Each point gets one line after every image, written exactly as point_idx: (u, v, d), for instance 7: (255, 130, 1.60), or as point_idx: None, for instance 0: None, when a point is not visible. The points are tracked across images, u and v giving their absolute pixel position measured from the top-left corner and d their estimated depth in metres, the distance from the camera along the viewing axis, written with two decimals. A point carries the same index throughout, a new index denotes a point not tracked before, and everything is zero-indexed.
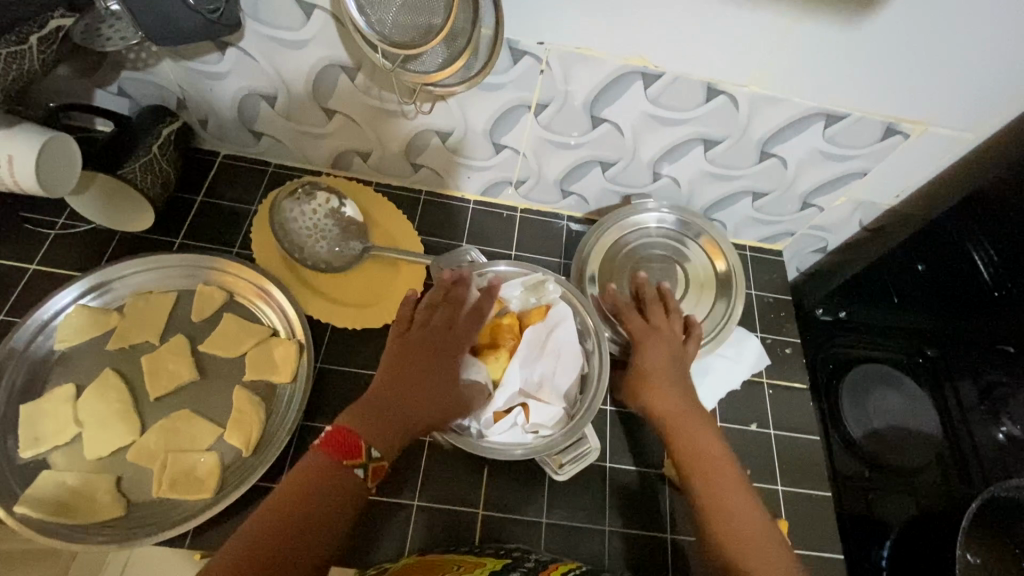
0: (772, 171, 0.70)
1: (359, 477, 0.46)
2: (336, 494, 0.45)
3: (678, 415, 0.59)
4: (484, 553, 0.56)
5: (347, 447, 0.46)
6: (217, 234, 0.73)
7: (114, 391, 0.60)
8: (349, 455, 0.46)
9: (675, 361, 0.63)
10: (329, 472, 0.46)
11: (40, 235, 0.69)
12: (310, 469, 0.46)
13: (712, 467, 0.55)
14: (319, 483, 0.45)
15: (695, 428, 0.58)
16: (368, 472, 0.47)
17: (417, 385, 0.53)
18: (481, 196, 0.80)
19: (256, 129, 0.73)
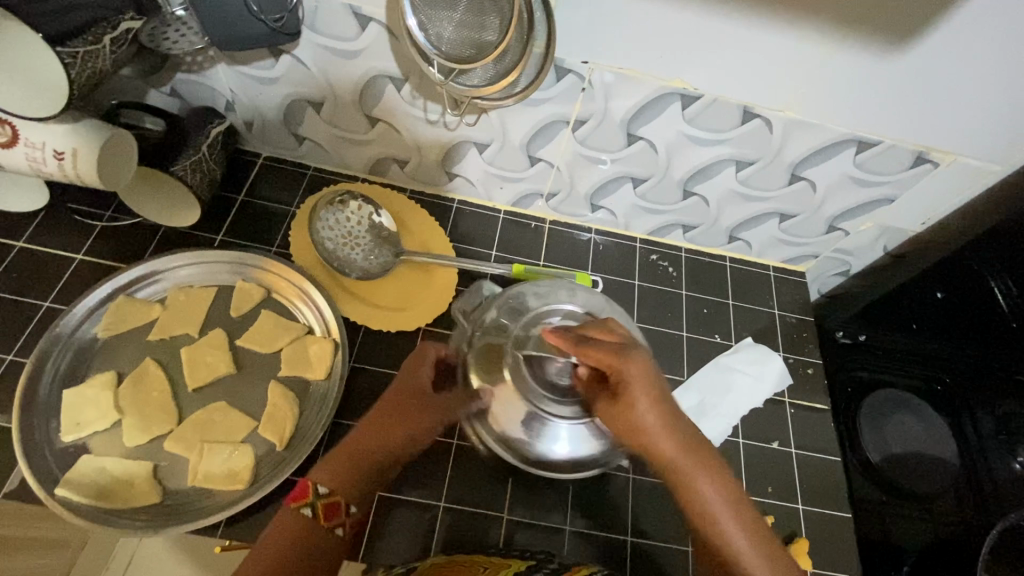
0: (801, 194, 0.72)
1: (341, 536, 0.51)
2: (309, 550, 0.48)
3: (678, 462, 0.51)
4: (510, 556, 0.57)
5: (330, 507, 0.51)
6: (256, 232, 0.75)
7: (154, 380, 0.62)
8: (329, 515, 0.50)
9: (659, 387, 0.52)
10: (314, 535, 0.49)
11: (87, 226, 0.71)
12: (293, 526, 0.49)
13: (722, 516, 0.48)
14: (301, 537, 0.49)
15: (699, 472, 0.50)
16: (347, 529, 0.51)
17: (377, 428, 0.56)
18: (512, 207, 0.82)
19: (299, 133, 0.76)
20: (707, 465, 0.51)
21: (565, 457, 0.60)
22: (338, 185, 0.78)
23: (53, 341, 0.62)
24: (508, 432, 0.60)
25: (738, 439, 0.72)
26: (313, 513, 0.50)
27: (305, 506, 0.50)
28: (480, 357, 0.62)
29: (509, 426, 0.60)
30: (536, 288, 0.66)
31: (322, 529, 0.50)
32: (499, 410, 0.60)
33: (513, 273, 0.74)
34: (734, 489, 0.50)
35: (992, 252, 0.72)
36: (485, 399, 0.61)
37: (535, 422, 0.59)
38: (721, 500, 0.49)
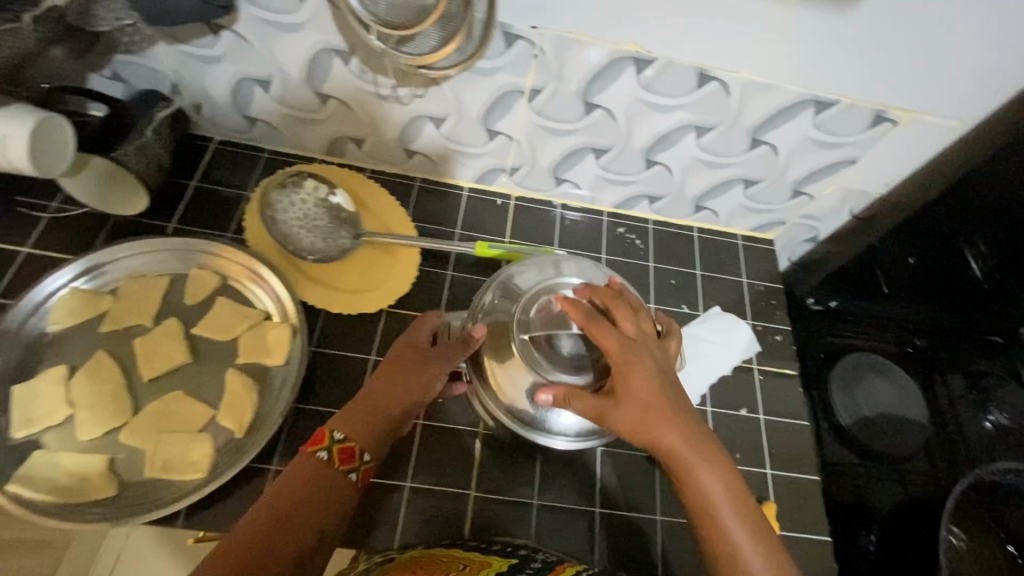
0: (763, 159, 0.71)
1: (354, 482, 0.52)
2: (326, 489, 0.51)
3: (681, 459, 0.50)
4: (489, 552, 0.56)
5: (343, 453, 0.53)
6: (211, 219, 0.73)
7: (107, 373, 0.60)
8: (343, 460, 0.52)
9: (662, 380, 0.51)
10: (325, 478, 0.51)
11: (33, 218, 0.69)
12: (308, 469, 0.51)
13: (724, 522, 0.48)
14: (310, 479, 0.51)
15: (701, 473, 0.49)
16: (360, 475, 0.53)
17: (386, 381, 0.59)
18: (475, 184, 0.81)
19: (249, 114, 0.73)
20: (709, 466, 0.50)
21: (573, 430, 0.58)
22: (300, 167, 0.76)
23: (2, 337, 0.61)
24: (516, 407, 0.58)
25: (707, 408, 0.72)
26: (330, 457, 0.52)
27: (321, 450, 0.52)
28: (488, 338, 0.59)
29: (516, 399, 0.57)
30: (524, 267, 0.64)
31: (337, 471, 0.52)
32: (507, 386, 0.57)
33: (477, 252, 0.72)
34: (735, 491, 0.50)
35: (971, 222, 0.74)
36: (495, 377, 0.58)
37: (541, 395, 0.57)
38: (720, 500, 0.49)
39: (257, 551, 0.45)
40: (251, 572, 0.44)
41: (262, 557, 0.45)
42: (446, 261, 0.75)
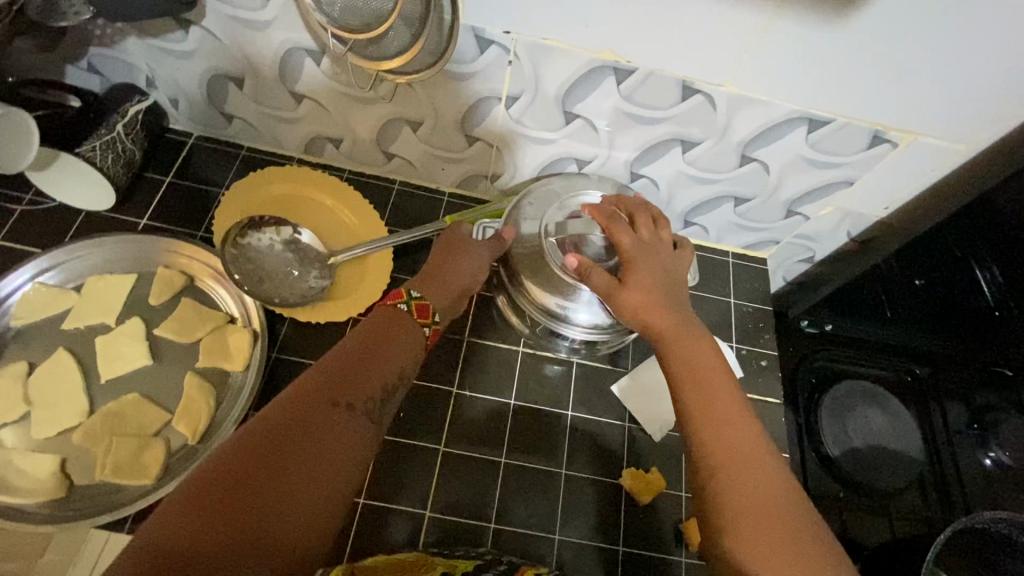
0: (754, 176, 0.67)
1: (427, 336, 0.54)
2: (401, 339, 0.51)
3: (672, 331, 0.51)
4: (454, 556, 0.54)
5: (421, 308, 0.55)
6: (184, 216, 0.72)
7: (65, 372, 0.60)
8: (421, 315, 0.54)
9: (667, 276, 0.55)
10: (398, 323, 0.52)
11: (5, 209, 0.68)
12: (387, 312, 0.53)
13: (710, 391, 0.46)
14: (390, 321, 0.52)
15: (691, 341, 0.50)
16: (431, 333, 0.55)
17: (446, 261, 0.61)
18: (457, 189, 0.78)
19: (226, 111, 0.72)
20: (699, 341, 0.50)
21: (589, 330, 0.61)
22: (255, 177, 0.73)
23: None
24: (542, 306, 0.61)
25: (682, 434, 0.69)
26: (408, 310, 0.54)
27: (401, 302, 0.54)
28: (523, 259, 0.62)
29: (540, 292, 0.61)
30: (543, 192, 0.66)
31: (414, 322, 0.53)
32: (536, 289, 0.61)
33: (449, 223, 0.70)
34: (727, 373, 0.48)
35: (983, 245, 0.68)
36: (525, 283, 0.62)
37: (562, 287, 0.60)
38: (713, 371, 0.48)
39: (346, 380, 0.46)
40: (346, 397, 0.45)
41: (352, 386, 0.46)
42: (420, 269, 0.73)
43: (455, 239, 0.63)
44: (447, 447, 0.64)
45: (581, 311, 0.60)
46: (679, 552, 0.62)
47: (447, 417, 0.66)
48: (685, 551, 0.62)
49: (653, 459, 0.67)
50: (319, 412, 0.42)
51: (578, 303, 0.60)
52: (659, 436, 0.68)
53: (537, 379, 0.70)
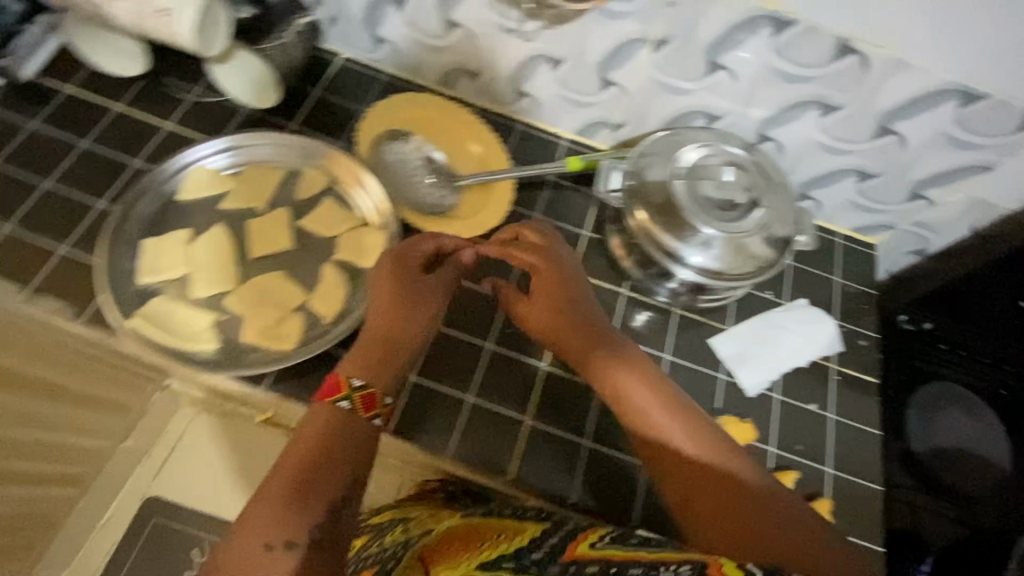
0: (888, 150, 0.67)
1: (382, 424, 0.51)
2: (353, 435, 0.49)
3: (602, 360, 0.59)
4: (518, 513, 0.58)
5: (366, 400, 0.50)
6: (328, 126, 0.77)
7: (223, 244, 0.66)
8: (369, 407, 0.50)
9: (561, 292, 0.61)
10: (338, 421, 0.49)
11: (176, 98, 0.75)
12: (323, 419, 0.49)
13: (647, 414, 0.55)
14: (330, 426, 0.49)
15: (618, 364, 0.58)
16: (385, 416, 0.52)
17: (392, 327, 0.56)
18: (576, 136, 0.81)
19: (378, 34, 0.77)
20: (621, 359, 0.58)
21: (699, 271, 0.65)
22: (395, 96, 0.77)
23: (144, 190, 0.67)
24: (658, 244, 0.65)
25: (775, 395, 0.69)
26: (351, 406, 0.50)
27: (342, 400, 0.50)
28: (648, 204, 0.65)
29: (659, 230, 0.64)
30: (675, 140, 0.68)
31: (361, 420, 0.50)
32: (657, 228, 0.65)
33: (569, 167, 0.74)
34: (658, 381, 0.57)
35: None
36: (646, 224, 0.65)
37: (684, 228, 0.64)
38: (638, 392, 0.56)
39: (291, 509, 0.45)
40: (282, 533, 0.44)
41: (292, 518, 0.44)
42: (536, 203, 0.77)
43: (412, 295, 0.58)
44: (548, 366, 0.68)
45: (695, 253, 0.64)
46: None
47: None
48: None
49: (746, 414, 0.67)
50: (252, 564, 0.42)
51: (694, 247, 0.64)
52: (753, 393, 0.69)
53: (636, 321, 0.72)
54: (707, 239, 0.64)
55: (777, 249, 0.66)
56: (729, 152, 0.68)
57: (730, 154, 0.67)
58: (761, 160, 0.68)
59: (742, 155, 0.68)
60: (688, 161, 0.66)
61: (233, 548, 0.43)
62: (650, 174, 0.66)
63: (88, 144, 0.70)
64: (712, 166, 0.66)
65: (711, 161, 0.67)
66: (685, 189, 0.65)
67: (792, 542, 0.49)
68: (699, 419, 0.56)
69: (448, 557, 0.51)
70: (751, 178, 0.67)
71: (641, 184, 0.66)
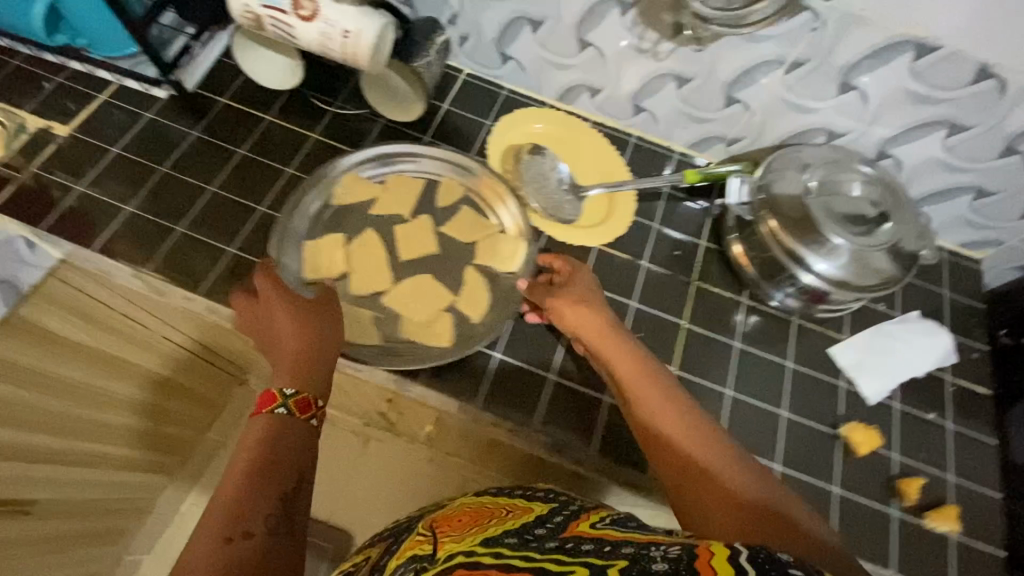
0: (1011, 169, 0.70)
1: (317, 424, 0.56)
2: (293, 441, 0.53)
3: (597, 338, 0.63)
4: (532, 497, 0.52)
5: (302, 403, 0.54)
6: (458, 137, 0.82)
7: (375, 247, 0.70)
8: (304, 409, 0.55)
9: (585, 291, 0.67)
10: (274, 425, 0.53)
11: (321, 110, 0.81)
12: (264, 424, 0.52)
13: (630, 387, 0.59)
14: (272, 432, 0.52)
15: (612, 344, 0.62)
16: (321, 417, 0.56)
17: (304, 342, 0.59)
18: (689, 150, 0.84)
19: (506, 52, 0.82)
20: (615, 340, 0.62)
21: (823, 279, 0.68)
22: (525, 112, 0.83)
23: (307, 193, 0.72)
24: (784, 249, 0.69)
25: (895, 404, 0.71)
26: (288, 411, 0.54)
27: (278, 406, 0.54)
28: (778, 216, 0.69)
29: (788, 236, 0.68)
30: (804, 157, 0.72)
31: (297, 421, 0.54)
32: (788, 235, 0.68)
33: (687, 179, 0.77)
34: (645, 363, 0.60)
35: None
36: (775, 233, 0.69)
37: (814, 237, 0.67)
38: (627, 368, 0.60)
39: (243, 505, 0.47)
40: (243, 524, 0.46)
41: (251, 511, 0.47)
42: (655, 214, 0.80)
43: (269, 298, 0.61)
44: (680, 369, 0.70)
45: (821, 261, 0.68)
46: (892, 507, 0.65)
47: (679, 343, 0.72)
48: (896, 504, 0.65)
49: (868, 420, 0.70)
50: (218, 561, 0.44)
51: (820, 257, 0.67)
52: (875, 401, 0.71)
53: (755, 329, 0.75)
54: (834, 249, 0.67)
55: (903, 265, 0.68)
56: (857, 168, 0.71)
57: (858, 171, 0.70)
58: (887, 178, 0.71)
59: (871, 171, 0.71)
60: (818, 176, 0.70)
61: (192, 540, 0.45)
62: (779, 187, 0.70)
63: (245, 153, 0.76)
64: (839, 181, 0.69)
65: (840, 177, 0.70)
66: (815, 201, 0.68)
67: (784, 523, 0.46)
68: (674, 389, 0.58)
69: (456, 533, 0.45)
70: (878, 194, 0.70)
71: (770, 197, 0.70)
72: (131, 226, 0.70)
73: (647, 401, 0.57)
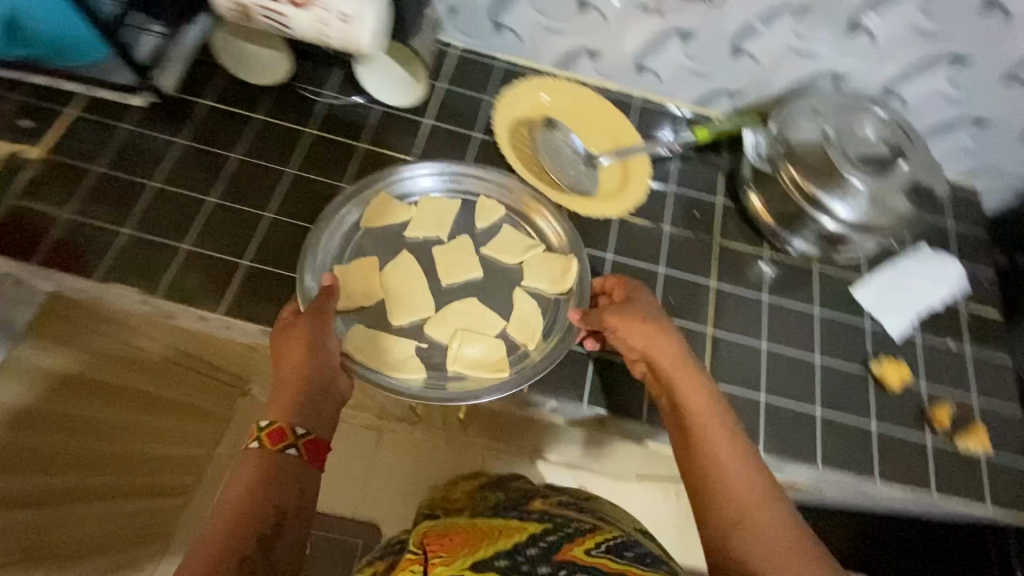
0: (1012, 96, 0.72)
1: (297, 456, 0.51)
2: (268, 475, 0.49)
3: (671, 374, 0.57)
4: (529, 519, 0.56)
5: (274, 433, 0.51)
6: (460, 116, 0.78)
7: (411, 270, 0.66)
8: (278, 440, 0.51)
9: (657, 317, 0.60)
10: (258, 459, 0.50)
11: (313, 103, 0.76)
12: (246, 462, 0.50)
13: (703, 432, 0.54)
14: (252, 468, 0.49)
15: (689, 384, 0.56)
16: (303, 449, 0.52)
17: (287, 366, 0.55)
18: (694, 107, 0.83)
19: (500, 21, 0.78)
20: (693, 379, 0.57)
21: (843, 223, 0.68)
22: (529, 84, 0.81)
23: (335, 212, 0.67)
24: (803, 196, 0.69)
25: (917, 336, 0.74)
26: (261, 443, 0.50)
27: (251, 439, 0.51)
28: (796, 162, 0.69)
29: (807, 183, 0.68)
30: (817, 101, 0.72)
31: (273, 454, 0.50)
32: (807, 182, 0.68)
33: (698, 137, 0.78)
34: (721, 410, 0.56)
35: None
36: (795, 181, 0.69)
37: (834, 180, 0.68)
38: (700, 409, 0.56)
39: (224, 548, 0.44)
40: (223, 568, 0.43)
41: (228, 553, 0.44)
42: (669, 176, 0.80)
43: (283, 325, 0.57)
44: (715, 329, 0.71)
45: (839, 205, 0.68)
46: (927, 435, 0.68)
47: (711, 304, 0.72)
48: (930, 430, 0.68)
49: (894, 355, 0.72)
50: None
51: (841, 201, 0.68)
52: (899, 336, 0.73)
53: (779, 280, 0.76)
54: (852, 191, 0.68)
55: (920, 200, 0.69)
56: (868, 109, 0.71)
57: (869, 112, 0.71)
58: (896, 118, 0.72)
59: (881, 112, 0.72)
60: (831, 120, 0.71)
61: None
62: (794, 134, 0.71)
63: (239, 158, 0.71)
64: (853, 122, 0.70)
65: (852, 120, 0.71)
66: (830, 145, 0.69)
67: None
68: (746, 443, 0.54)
69: (448, 553, 0.50)
70: (889, 133, 0.71)
71: (788, 143, 0.70)
72: (131, 250, 0.65)
73: (718, 450, 0.53)
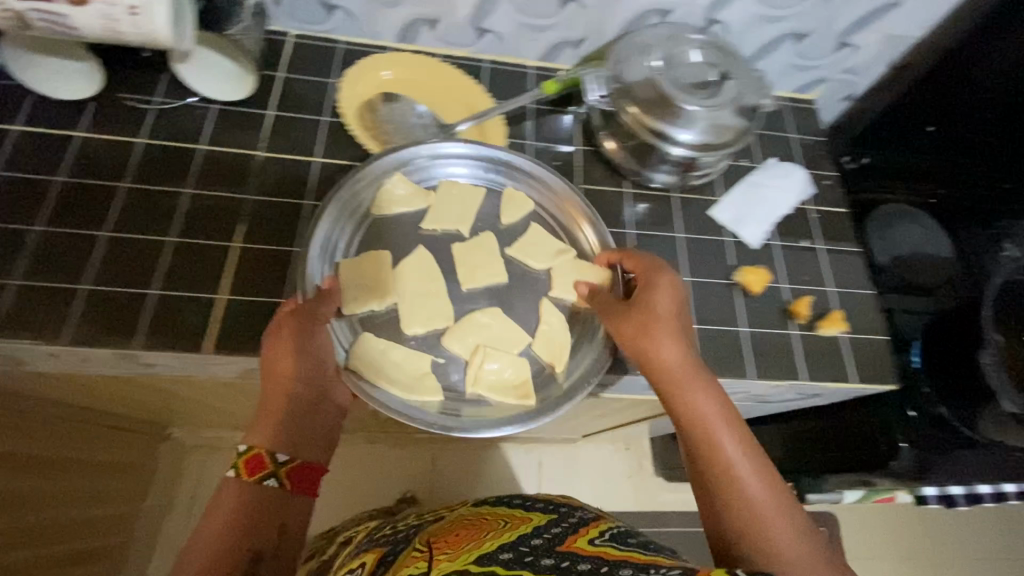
0: (817, 7, 0.77)
1: (277, 485, 0.53)
2: (254, 502, 0.52)
3: (679, 377, 0.54)
4: (533, 509, 0.55)
5: (254, 462, 0.52)
6: (306, 104, 0.77)
7: (427, 277, 0.64)
8: (258, 469, 0.52)
9: (671, 313, 0.57)
10: (240, 490, 0.52)
11: (139, 111, 0.71)
12: (227, 492, 0.52)
13: (713, 433, 0.52)
14: (236, 497, 0.51)
15: (698, 387, 0.54)
16: (284, 476, 0.53)
17: (283, 378, 0.55)
18: (541, 62, 0.85)
19: (328, 2, 0.76)
20: (705, 383, 0.54)
21: (687, 148, 0.72)
22: (369, 61, 0.78)
23: (332, 225, 0.65)
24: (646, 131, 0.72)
25: (774, 242, 0.79)
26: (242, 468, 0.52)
27: (230, 467, 0.52)
28: (633, 99, 0.72)
29: (647, 117, 0.71)
30: (643, 39, 0.75)
31: (250, 483, 0.52)
32: (646, 117, 0.71)
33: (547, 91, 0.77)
34: (731, 411, 0.53)
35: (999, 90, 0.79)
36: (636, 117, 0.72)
37: (671, 110, 0.71)
38: (714, 412, 0.53)
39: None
40: None
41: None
42: (526, 132, 0.81)
43: (275, 331, 0.56)
44: None
45: (680, 132, 0.71)
46: (793, 329, 0.73)
47: None
48: (795, 324, 0.74)
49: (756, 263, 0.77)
50: None
51: (680, 127, 0.71)
52: (758, 245, 0.79)
53: (643, 212, 0.79)
54: (688, 117, 0.71)
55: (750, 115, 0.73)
56: (691, 39, 0.75)
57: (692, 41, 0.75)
58: (718, 42, 0.76)
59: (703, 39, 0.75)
60: (658, 54, 0.74)
61: None
62: (627, 73, 0.73)
63: (64, 181, 0.66)
64: (679, 53, 0.74)
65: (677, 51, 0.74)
66: (660, 77, 0.72)
67: None
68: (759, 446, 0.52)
69: (451, 549, 0.47)
70: (713, 58, 0.75)
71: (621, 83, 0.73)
72: None
73: (728, 449, 0.51)
